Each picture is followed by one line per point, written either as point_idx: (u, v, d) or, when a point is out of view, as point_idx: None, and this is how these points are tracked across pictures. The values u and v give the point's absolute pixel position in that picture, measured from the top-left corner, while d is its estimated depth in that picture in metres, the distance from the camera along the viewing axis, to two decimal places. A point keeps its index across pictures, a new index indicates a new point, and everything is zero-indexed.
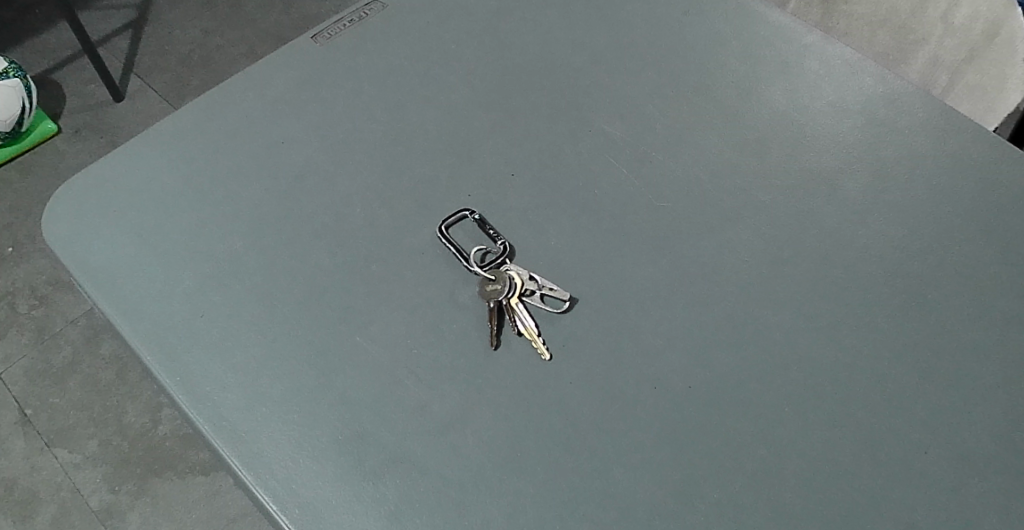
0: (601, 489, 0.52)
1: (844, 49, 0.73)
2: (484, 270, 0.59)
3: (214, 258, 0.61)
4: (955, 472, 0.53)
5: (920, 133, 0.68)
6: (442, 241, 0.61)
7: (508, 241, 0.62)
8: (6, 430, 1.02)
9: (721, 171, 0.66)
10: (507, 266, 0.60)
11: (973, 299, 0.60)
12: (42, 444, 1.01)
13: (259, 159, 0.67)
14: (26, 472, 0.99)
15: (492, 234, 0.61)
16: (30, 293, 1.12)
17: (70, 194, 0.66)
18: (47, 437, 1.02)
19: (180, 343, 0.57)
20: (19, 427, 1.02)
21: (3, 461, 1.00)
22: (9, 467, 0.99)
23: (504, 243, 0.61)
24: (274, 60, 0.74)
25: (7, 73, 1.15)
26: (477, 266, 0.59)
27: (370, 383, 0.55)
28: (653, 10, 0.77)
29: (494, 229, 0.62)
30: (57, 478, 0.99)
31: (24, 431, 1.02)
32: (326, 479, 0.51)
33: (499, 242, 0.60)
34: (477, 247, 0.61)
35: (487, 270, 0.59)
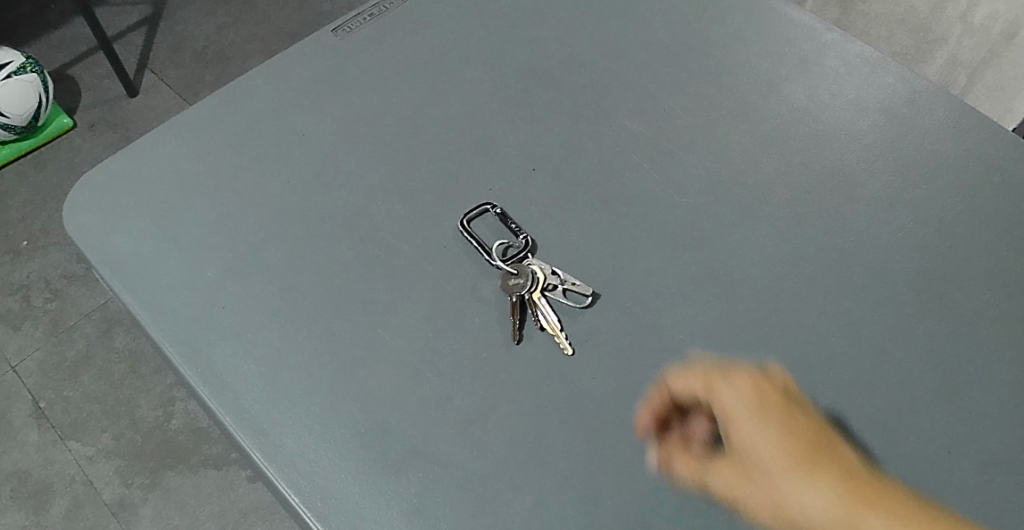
0: (622, 484, 0.52)
1: (865, 48, 0.73)
2: (506, 264, 0.59)
3: (237, 250, 0.62)
4: (975, 470, 0.53)
5: (941, 132, 0.68)
6: (464, 235, 0.61)
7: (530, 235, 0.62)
8: (20, 423, 1.03)
9: (741, 168, 0.66)
10: (529, 260, 0.60)
11: (994, 298, 0.60)
12: (56, 437, 1.02)
13: (281, 153, 0.67)
14: (39, 465, 1.00)
15: (515, 228, 0.61)
16: (45, 286, 1.13)
17: (92, 186, 0.66)
18: (60, 430, 1.02)
19: (201, 335, 0.58)
20: (32, 419, 1.03)
21: (17, 453, 1.01)
22: (23, 459, 1.00)
23: (526, 238, 0.61)
24: (294, 53, 0.74)
25: (24, 67, 1.16)
26: (499, 260, 0.59)
27: (392, 376, 0.55)
28: (672, 6, 0.77)
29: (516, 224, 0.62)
30: (70, 471, 1.00)
31: (38, 423, 1.03)
32: (349, 472, 0.52)
33: (521, 236, 0.61)
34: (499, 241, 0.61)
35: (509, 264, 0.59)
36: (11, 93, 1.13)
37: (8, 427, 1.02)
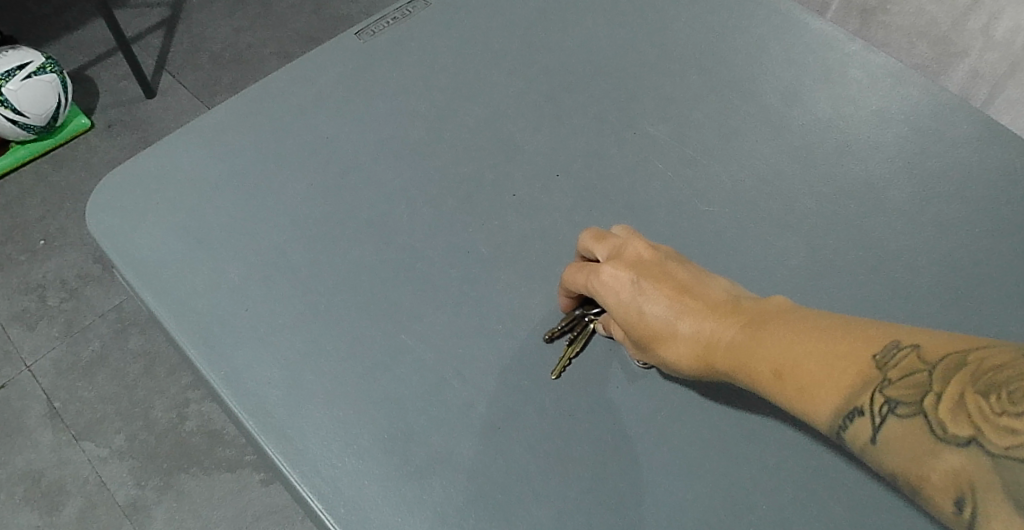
0: (645, 493, 0.52)
1: (888, 59, 0.73)
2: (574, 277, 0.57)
3: (260, 254, 0.62)
4: None
5: (966, 143, 0.68)
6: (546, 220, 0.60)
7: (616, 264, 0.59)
8: (34, 422, 1.03)
9: (764, 176, 0.66)
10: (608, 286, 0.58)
11: (1022, 312, 0.59)
12: (70, 437, 1.02)
13: (303, 156, 0.67)
14: (54, 465, 1.00)
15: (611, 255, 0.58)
16: (61, 286, 1.13)
17: (115, 187, 0.66)
18: (75, 430, 1.03)
19: (224, 338, 0.58)
20: (47, 419, 1.03)
21: (32, 452, 1.01)
22: (37, 459, 1.01)
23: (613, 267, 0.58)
24: (317, 55, 0.75)
25: (44, 68, 1.16)
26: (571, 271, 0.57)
27: (415, 381, 0.56)
28: (694, 14, 0.77)
29: None
30: (84, 471, 1.00)
31: (53, 423, 1.03)
32: (371, 477, 0.52)
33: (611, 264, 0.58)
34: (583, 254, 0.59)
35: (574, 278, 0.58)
36: (31, 92, 1.14)
37: (22, 427, 1.03)
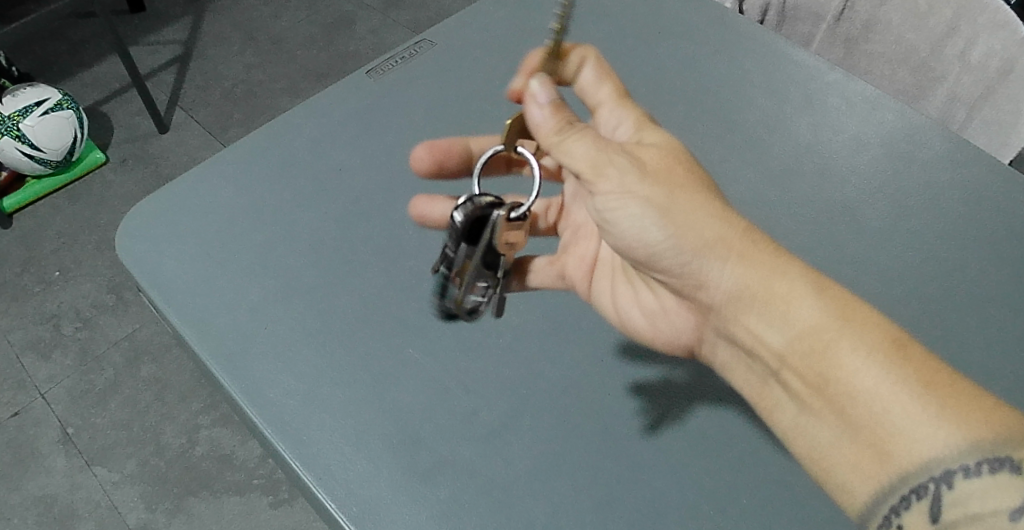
0: (637, 493, 0.56)
1: (866, 86, 0.78)
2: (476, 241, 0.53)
3: (277, 275, 0.66)
4: None
5: (938, 166, 0.73)
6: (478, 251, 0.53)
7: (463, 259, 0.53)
8: (48, 449, 1.01)
9: (750, 201, 0.72)
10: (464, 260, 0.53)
11: (982, 326, 0.65)
12: (82, 462, 1.00)
13: (318, 186, 0.72)
14: (66, 490, 0.98)
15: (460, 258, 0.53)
16: (75, 315, 1.13)
17: (141, 215, 0.71)
18: (87, 455, 1.01)
19: (244, 353, 0.62)
20: (60, 445, 1.02)
21: (42, 478, 0.99)
22: (49, 484, 0.99)
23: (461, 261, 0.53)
24: (329, 92, 0.80)
25: (61, 105, 1.20)
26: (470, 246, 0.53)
27: (423, 391, 0.60)
28: (682, 50, 0.83)
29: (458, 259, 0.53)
30: (95, 496, 0.98)
31: (65, 449, 1.01)
32: (382, 480, 0.56)
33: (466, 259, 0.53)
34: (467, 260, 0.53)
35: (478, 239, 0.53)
36: (49, 127, 1.18)
37: (35, 453, 1.01)
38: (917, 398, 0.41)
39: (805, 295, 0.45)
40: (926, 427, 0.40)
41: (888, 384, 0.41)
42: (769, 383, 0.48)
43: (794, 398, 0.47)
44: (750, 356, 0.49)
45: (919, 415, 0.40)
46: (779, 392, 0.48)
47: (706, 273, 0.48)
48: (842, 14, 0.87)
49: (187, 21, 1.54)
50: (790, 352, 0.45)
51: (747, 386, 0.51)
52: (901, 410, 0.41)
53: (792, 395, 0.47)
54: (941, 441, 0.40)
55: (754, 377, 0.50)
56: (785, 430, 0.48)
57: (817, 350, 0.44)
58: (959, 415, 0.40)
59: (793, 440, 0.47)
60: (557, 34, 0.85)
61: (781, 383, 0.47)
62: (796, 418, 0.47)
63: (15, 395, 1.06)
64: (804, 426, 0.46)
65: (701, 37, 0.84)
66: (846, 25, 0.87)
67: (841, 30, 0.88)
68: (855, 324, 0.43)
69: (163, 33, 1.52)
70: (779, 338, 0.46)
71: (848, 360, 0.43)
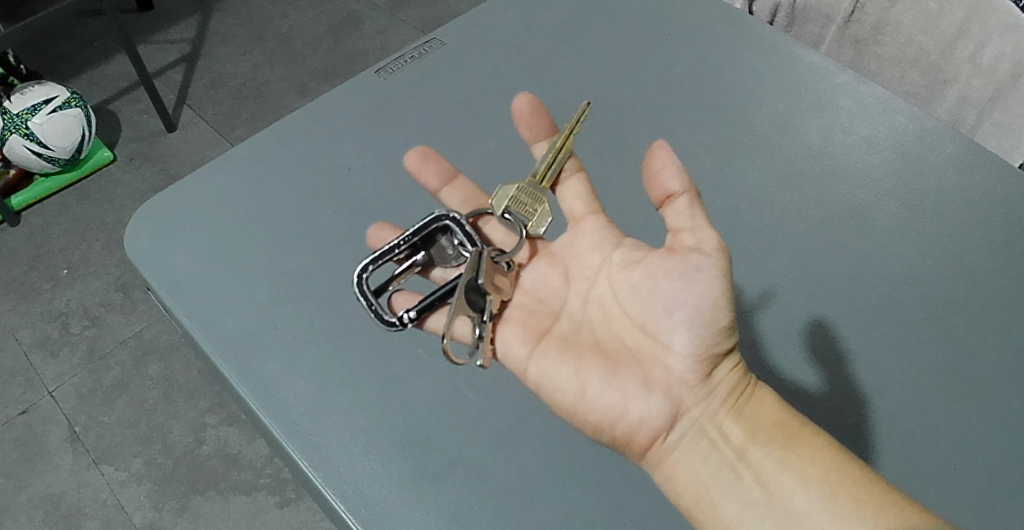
0: (640, 495, 0.58)
1: (877, 88, 0.78)
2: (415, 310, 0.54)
3: (288, 276, 0.67)
4: (980, 479, 0.59)
5: (948, 169, 0.73)
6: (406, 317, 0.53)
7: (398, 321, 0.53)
8: (55, 447, 1.02)
9: (758, 204, 0.72)
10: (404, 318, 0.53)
11: (990, 331, 0.65)
12: (89, 460, 1.00)
13: (328, 186, 0.73)
14: (73, 488, 0.98)
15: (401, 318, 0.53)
16: (82, 314, 1.13)
17: (150, 214, 0.72)
18: (94, 453, 1.01)
19: (254, 353, 0.64)
20: (67, 443, 1.02)
21: (50, 476, 0.99)
22: (56, 482, 0.99)
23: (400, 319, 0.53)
24: (339, 92, 0.80)
25: (69, 103, 1.20)
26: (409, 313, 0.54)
27: (432, 394, 0.62)
28: (693, 50, 0.82)
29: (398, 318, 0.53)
30: (102, 495, 0.98)
31: (72, 447, 1.01)
32: (391, 481, 0.58)
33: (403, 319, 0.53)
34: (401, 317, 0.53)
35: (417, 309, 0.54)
36: (56, 125, 1.18)
37: (42, 450, 1.02)
38: (853, 493, 0.48)
39: (771, 397, 0.54)
40: (855, 519, 0.48)
41: (829, 478, 0.49)
42: (717, 482, 0.51)
43: (741, 494, 0.50)
44: (709, 450, 0.52)
45: (850, 510, 0.48)
46: (726, 488, 0.51)
47: (710, 362, 0.52)
48: (852, 16, 0.86)
49: (195, 20, 1.54)
50: (752, 445, 0.52)
51: (689, 485, 0.52)
52: (851, 499, 0.48)
53: (738, 490, 0.51)
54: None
55: (703, 474, 0.52)
56: (722, 528, 0.50)
57: (776, 440, 0.51)
58: (885, 509, 0.48)
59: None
60: (567, 34, 0.85)
61: (731, 478, 0.51)
62: (737, 514, 0.50)
63: (23, 393, 1.06)
64: (742, 522, 0.50)
65: (711, 38, 0.83)
66: (856, 26, 0.87)
67: (852, 31, 0.87)
68: (812, 427, 0.52)
69: (171, 32, 1.53)
70: (741, 431, 0.52)
71: (801, 453, 0.50)
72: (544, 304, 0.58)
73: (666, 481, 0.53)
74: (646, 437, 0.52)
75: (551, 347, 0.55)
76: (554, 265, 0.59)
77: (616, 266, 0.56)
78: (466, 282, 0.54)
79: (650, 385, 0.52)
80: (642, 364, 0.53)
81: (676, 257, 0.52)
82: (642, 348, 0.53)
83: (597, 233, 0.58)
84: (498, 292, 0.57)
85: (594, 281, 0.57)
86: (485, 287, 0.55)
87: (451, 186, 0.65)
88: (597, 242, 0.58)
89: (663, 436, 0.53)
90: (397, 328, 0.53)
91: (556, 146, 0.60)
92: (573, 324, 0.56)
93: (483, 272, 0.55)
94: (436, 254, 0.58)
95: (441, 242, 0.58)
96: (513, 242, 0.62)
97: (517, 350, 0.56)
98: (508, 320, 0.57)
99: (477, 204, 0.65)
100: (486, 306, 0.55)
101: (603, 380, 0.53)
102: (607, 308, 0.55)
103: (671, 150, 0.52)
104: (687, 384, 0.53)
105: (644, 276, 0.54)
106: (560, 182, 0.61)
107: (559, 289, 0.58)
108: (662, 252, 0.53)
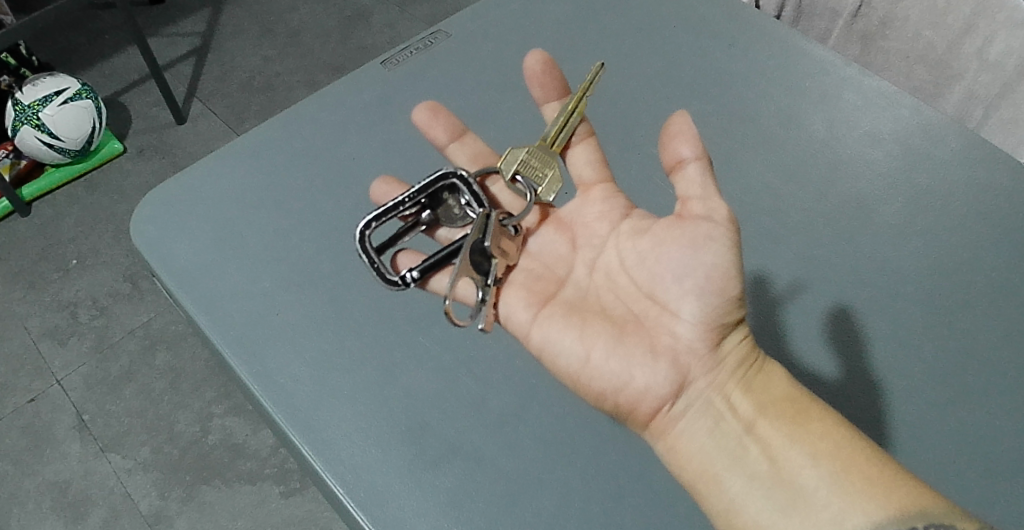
0: (637, 481, 0.59)
1: (882, 82, 0.78)
2: (417, 272, 0.54)
3: (292, 264, 0.68)
4: (980, 474, 0.59)
5: (952, 164, 0.73)
6: (408, 278, 0.54)
7: (399, 283, 0.53)
8: (63, 435, 1.03)
9: (762, 196, 0.72)
10: (407, 279, 0.54)
11: (994, 326, 0.65)
12: (97, 448, 1.01)
13: (332, 176, 0.73)
14: (80, 475, 1.00)
15: (403, 279, 0.53)
16: (91, 304, 1.14)
17: (156, 201, 0.73)
18: (101, 442, 1.02)
19: (258, 338, 0.65)
20: (75, 431, 1.03)
21: (58, 463, 1.01)
22: (64, 469, 1.00)
23: (403, 280, 0.53)
24: (345, 82, 0.80)
25: (80, 94, 1.21)
26: (412, 274, 0.54)
27: (432, 380, 0.63)
28: (699, 43, 0.82)
29: (401, 279, 0.53)
30: (109, 482, 0.99)
31: (80, 435, 1.03)
32: (390, 464, 0.59)
33: (404, 280, 0.53)
34: (404, 277, 0.53)
35: (419, 270, 0.54)
36: (67, 116, 1.19)
37: (51, 438, 1.03)
38: (863, 471, 0.48)
39: (781, 374, 0.54)
40: (864, 496, 0.47)
41: (838, 454, 0.49)
42: (722, 455, 0.51)
43: (747, 467, 0.50)
44: (715, 422, 0.52)
45: (860, 488, 0.47)
46: (731, 461, 0.51)
47: (719, 333, 0.53)
48: (859, 11, 0.85)
49: (205, 13, 1.55)
50: (760, 418, 0.51)
51: (693, 457, 0.52)
52: (860, 475, 0.48)
53: (745, 463, 0.50)
54: (877, 509, 0.47)
55: (708, 445, 0.52)
56: (727, 503, 0.50)
57: (785, 415, 0.51)
58: (895, 487, 0.47)
59: (731, 513, 0.50)
60: (572, 26, 0.85)
61: (738, 450, 0.51)
62: (743, 487, 0.50)
63: (31, 381, 1.07)
64: (747, 497, 0.50)
65: (718, 31, 0.83)
66: (863, 21, 0.86)
67: (858, 26, 0.87)
68: (822, 404, 0.52)
69: (181, 25, 1.53)
70: (750, 404, 0.52)
71: (810, 428, 0.50)
72: (549, 270, 0.58)
73: (669, 453, 0.53)
74: (651, 406, 0.52)
75: (555, 313, 0.55)
76: (562, 232, 0.59)
77: (625, 234, 0.56)
78: (472, 244, 0.54)
79: (657, 352, 0.52)
80: (649, 332, 0.53)
81: (686, 225, 0.52)
82: (649, 316, 0.53)
83: (605, 202, 0.59)
84: (504, 256, 0.57)
85: (602, 249, 0.57)
86: (491, 251, 0.55)
87: (460, 142, 0.65)
88: (605, 212, 0.58)
89: (668, 407, 0.53)
90: (400, 286, 0.53)
91: (569, 108, 0.61)
92: (579, 292, 0.57)
93: (490, 234, 0.55)
94: (442, 214, 0.58)
95: (448, 202, 0.58)
96: (520, 206, 0.62)
97: (520, 314, 0.56)
98: (512, 284, 0.57)
99: (485, 161, 0.64)
100: (491, 269, 0.55)
101: (608, 346, 0.53)
102: (614, 276, 0.56)
103: (689, 117, 0.53)
104: (695, 353, 0.53)
105: (653, 244, 0.54)
106: (570, 146, 0.62)
107: (565, 256, 0.58)
108: (672, 219, 0.53)
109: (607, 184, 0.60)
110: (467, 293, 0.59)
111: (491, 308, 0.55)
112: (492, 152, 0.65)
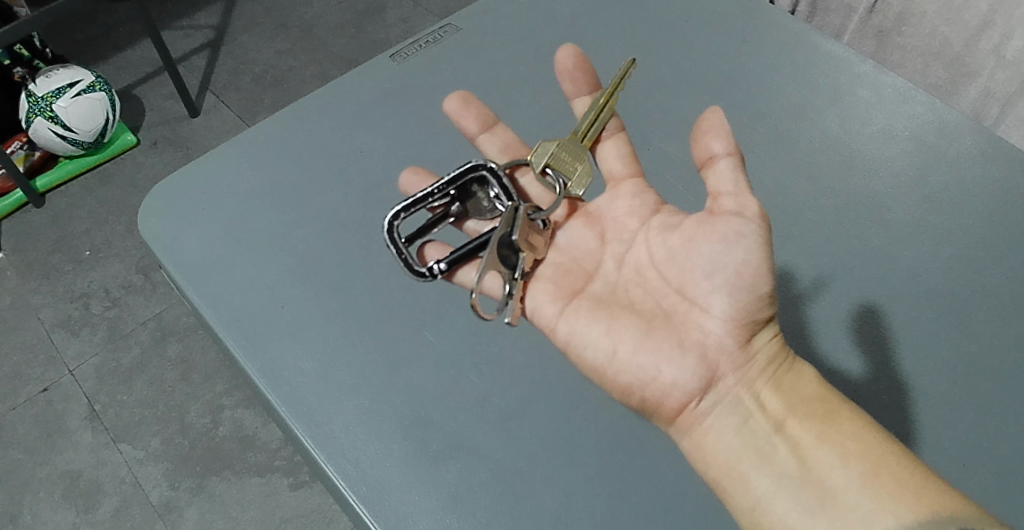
0: (643, 481, 0.59)
1: (897, 79, 0.77)
2: (443, 264, 0.54)
3: (301, 258, 0.68)
4: (995, 475, 0.58)
5: (969, 162, 0.72)
6: (433, 270, 0.54)
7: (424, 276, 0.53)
8: (75, 424, 1.03)
9: (775, 193, 0.71)
10: (431, 272, 0.54)
11: (1011, 327, 0.64)
12: (108, 438, 1.02)
13: (341, 171, 0.73)
14: (92, 465, 1.00)
15: (428, 271, 0.54)
16: (103, 295, 1.15)
17: (166, 193, 0.73)
18: (112, 432, 1.03)
19: (264, 332, 0.65)
20: (87, 421, 1.04)
21: (70, 453, 1.01)
22: (76, 459, 1.01)
23: (428, 273, 0.54)
24: (355, 75, 0.80)
25: (93, 86, 1.22)
26: (438, 266, 0.54)
27: (439, 377, 0.63)
28: (711, 38, 0.82)
29: (426, 271, 0.53)
30: (120, 472, 1.00)
31: (92, 425, 1.03)
32: (394, 459, 0.59)
33: (428, 272, 0.54)
34: (429, 270, 0.54)
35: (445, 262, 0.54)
36: (80, 108, 1.19)
37: (63, 428, 1.03)
38: (894, 472, 0.47)
39: (812, 373, 0.53)
40: (894, 499, 0.46)
41: (868, 455, 0.48)
42: (750, 452, 0.51)
43: (775, 465, 0.50)
44: (743, 420, 0.52)
45: (890, 491, 0.47)
46: (761, 460, 0.50)
47: (749, 330, 0.52)
48: (875, 7, 0.84)
49: (219, 6, 1.56)
50: (790, 416, 0.51)
51: (721, 453, 0.51)
52: (891, 479, 0.47)
53: (773, 462, 0.50)
54: (907, 511, 0.46)
55: (736, 443, 0.51)
56: (753, 501, 0.50)
57: (816, 414, 0.51)
58: (926, 491, 0.46)
59: (758, 511, 0.49)
60: (583, 20, 0.84)
61: (767, 448, 0.50)
62: (770, 486, 0.49)
63: (44, 372, 1.08)
64: (775, 496, 0.49)
65: (731, 27, 0.82)
66: (879, 17, 0.85)
67: (874, 22, 0.85)
68: (854, 406, 0.51)
69: (195, 17, 1.54)
70: (780, 403, 0.52)
71: (841, 428, 0.49)
72: (578, 264, 0.58)
73: (697, 449, 0.52)
74: (678, 400, 0.52)
75: (582, 307, 0.55)
76: (591, 226, 0.59)
77: (655, 229, 0.56)
78: (500, 238, 0.54)
79: (685, 347, 0.52)
80: (678, 327, 0.53)
81: (717, 222, 0.51)
82: (678, 311, 0.53)
83: (635, 197, 0.58)
84: (532, 250, 0.56)
85: (631, 243, 0.57)
86: (518, 244, 0.55)
87: (490, 133, 0.64)
88: (635, 208, 0.58)
89: (695, 402, 0.52)
90: (428, 278, 0.53)
91: (600, 103, 0.61)
92: (607, 286, 0.56)
93: (518, 228, 0.55)
94: (471, 207, 0.58)
95: (477, 195, 0.58)
96: (549, 199, 0.62)
97: (547, 308, 0.56)
98: (540, 278, 0.57)
99: (516, 152, 0.64)
100: (517, 263, 0.55)
101: (636, 341, 0.53)
102: (643, 272, 0.55)
103: (722, 113, 0.53)
104: (724, 350, 0.52)
105: (682, 240, 0.53)
106: (601, 141, 0.62)
107: (594, 250, 0.58)
108: (703, 215, 0.53)
109: (638, 180, 0.59)
110: (494, 286, 0.59)
111: (517, 302, 0.55)
112: (521, 143, 0.65)
